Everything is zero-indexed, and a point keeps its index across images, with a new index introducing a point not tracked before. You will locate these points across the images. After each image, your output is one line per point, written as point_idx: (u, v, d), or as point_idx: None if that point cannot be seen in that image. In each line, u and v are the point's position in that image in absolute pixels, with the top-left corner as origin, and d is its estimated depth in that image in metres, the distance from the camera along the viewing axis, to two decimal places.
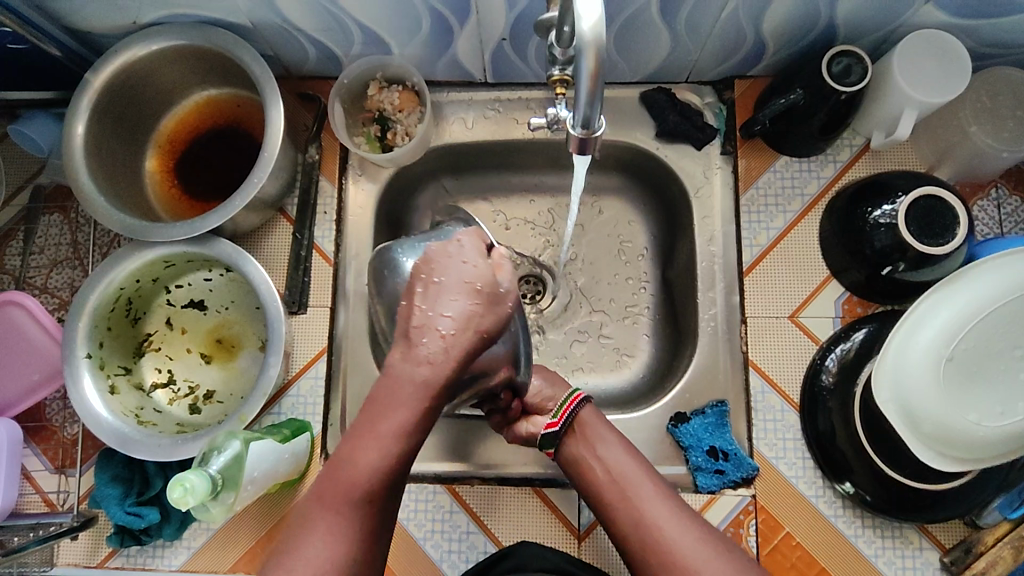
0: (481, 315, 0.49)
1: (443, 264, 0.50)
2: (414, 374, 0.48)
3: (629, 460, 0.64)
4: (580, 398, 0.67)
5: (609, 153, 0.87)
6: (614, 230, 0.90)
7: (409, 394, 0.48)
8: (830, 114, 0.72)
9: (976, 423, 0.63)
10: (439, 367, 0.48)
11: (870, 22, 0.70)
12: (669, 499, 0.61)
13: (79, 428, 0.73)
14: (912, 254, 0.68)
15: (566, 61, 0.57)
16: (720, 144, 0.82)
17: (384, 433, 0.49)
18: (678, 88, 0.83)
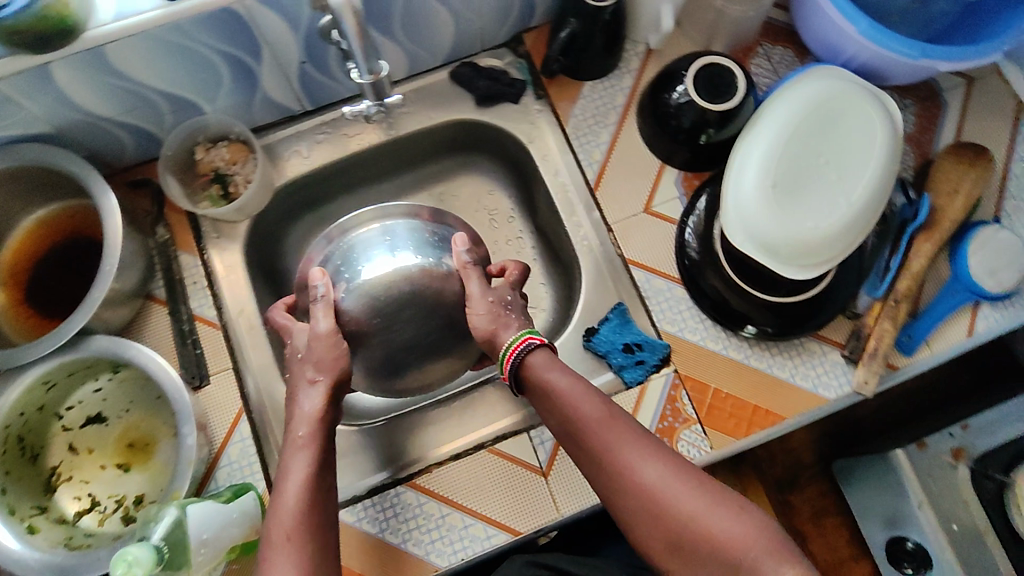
0: (315, 361, 0.69)
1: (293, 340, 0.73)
2: (306, 414, 0.66)
3: (584, 396, 0.64)
4: (520, 349, 0.68)
5: (444, 136, 0.92)
6: (480, 203, 0.98)
7: (301, 441, 0.64)
8: (605, 32, 0.82)
9: (814, 227, 0.73)
10: (310, 407, 0.66)
11: None
12: (631, 437, 0.61)
13: None
14: (716, 116, 0.78)
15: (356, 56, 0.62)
16: (532, 92, 0.89)
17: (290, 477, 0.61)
18: (478, 58, 0.91)
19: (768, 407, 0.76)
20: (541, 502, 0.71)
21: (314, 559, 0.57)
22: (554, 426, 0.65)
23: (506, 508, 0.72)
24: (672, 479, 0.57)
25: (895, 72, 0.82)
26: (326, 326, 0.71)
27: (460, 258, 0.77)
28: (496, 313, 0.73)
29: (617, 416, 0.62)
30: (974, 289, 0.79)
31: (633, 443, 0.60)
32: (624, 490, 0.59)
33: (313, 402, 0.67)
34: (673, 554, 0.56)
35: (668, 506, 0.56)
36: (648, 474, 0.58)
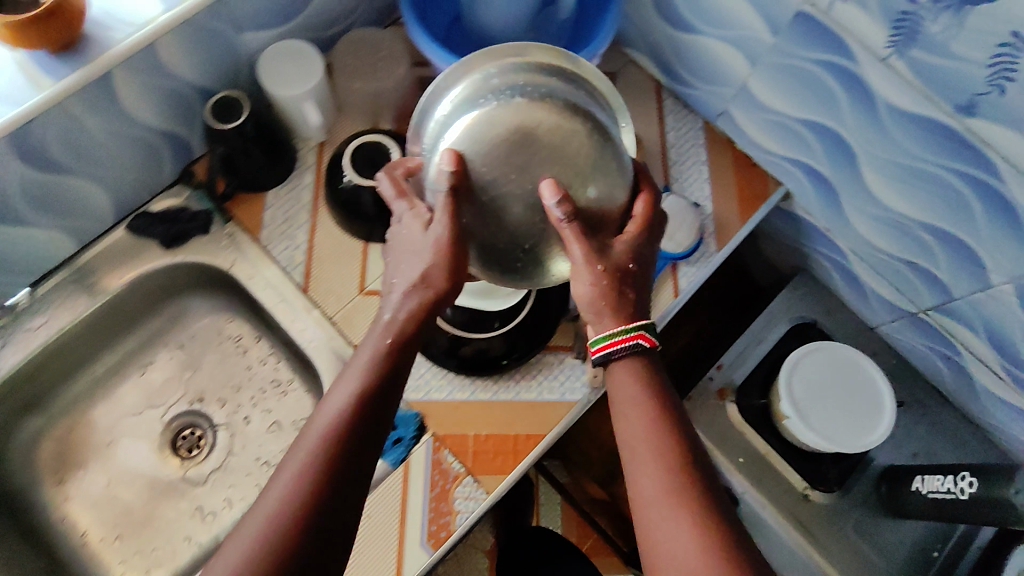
0: (410, 302, 0.59)
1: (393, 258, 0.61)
2: (374, 344, 0.58)
3: (656, 442, 0.56)
4: (623, 341, 0.59)
5: (151, 288, 0.90)
6: (220, 336, 0.96)
7: (340, 393, 0.55)
8: (257, 142, 0.82)
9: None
10: (331, 409, 0.55)
11: (223, 65, 0.80)
12: (676, 502, 0.53)
13: None
14: None
15: None
16: (220, 220, 0.87)
17: (330, 407, 0.55)
18: (153, 203, 0.87)
19: (528, 432, 0.81)
20: None
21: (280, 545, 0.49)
22: (633, 441, 0.57)
23: None
24: (697, 559, 0.50)
25: None
26: (443, 235, 0.58)
27: (555, 215, 0.57)
28: (608, 288, 0.59)
29: (675, 467, 0.55)
30: (664, 256, 0.88)
31: (679, 508, 0.53)
32: (656, 560, 0.52)
33: (394, 310, 0.59)
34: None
35: None
36: (678, 544, 0.51)
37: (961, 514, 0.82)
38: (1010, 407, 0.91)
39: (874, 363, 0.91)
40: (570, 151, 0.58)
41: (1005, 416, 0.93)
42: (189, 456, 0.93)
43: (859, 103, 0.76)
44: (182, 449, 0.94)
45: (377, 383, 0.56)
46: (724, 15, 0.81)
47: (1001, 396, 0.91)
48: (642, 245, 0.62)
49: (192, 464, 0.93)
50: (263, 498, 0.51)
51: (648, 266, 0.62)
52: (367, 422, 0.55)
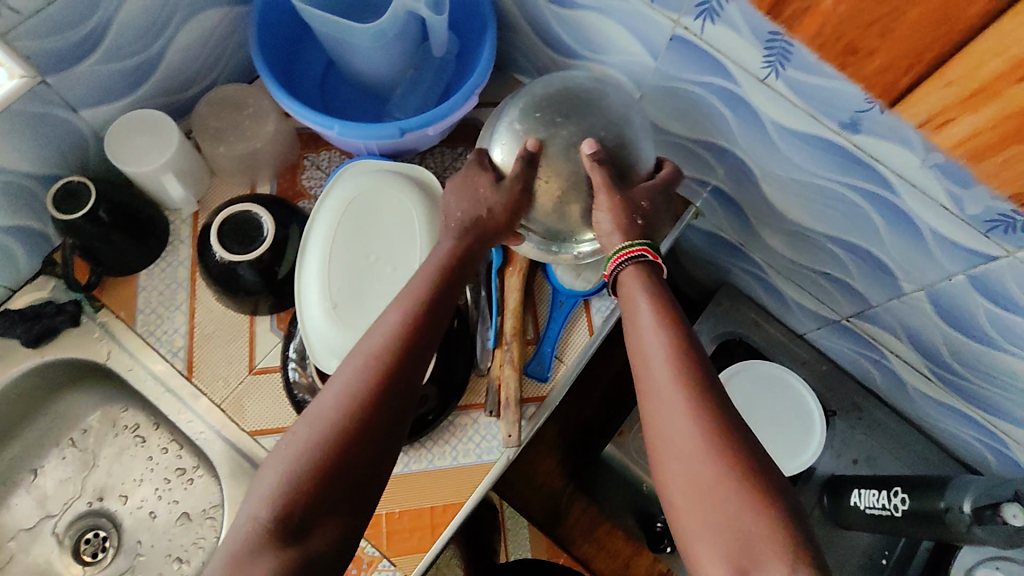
0: (463, 214, 0.68)
1: (454, 199, 0.70)
2: (421, 279, 0.64)
3: (666, 316, 0.59)
4: (626, 255, 0.63)
5: (27, 389, 0.82)
6: (116, 429, 0.89)
7: (418, 285, 0.63)
8: (114, 227, 0.75)
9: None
10: (428, 264, 0.65)
11: (66, 146, 0.75)
12: (681, 381, 0.54)
13: None
14: (267, 257, 0.76)
15: None
16: (90, 309, 0.80)
17: (380, 331, 0.60)
18: (15, 299, 0.80)
19: (444, 503, 0.76)
20: None
21: (396, 379, 0.57)
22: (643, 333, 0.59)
23: None
24: (699, 445, 0.51)
25: (405, 146, 0.82)
26: (514, 181, 0.67)
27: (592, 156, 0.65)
28: (625, 227, 0.64)
29: (676, 357, 0.56)
30: (573, 295, 0.84)
31: (678, 399, 0.54)
32: (663, 445, 0.54)
33: (442, 243, 0.68)
34: (704, 532, 0.49)
35: (694, 468, 0.51)
36: (681, 428, 0.53)
37: (899, 529, 0.81)
38: (943, 406, 0.89)
39: (807, 386, 0.89)
40: (597, 111, 0.70)
41: (940, 415, 0.90)
42: (92, 563, 0.86)
43: (745, 121, 0.73)
44: (87, 553, 0.86)
45: (392, 335, 0.59)
46: (599, 41, 0.78)
47: (932, 396, 0.88)
48: (649, 212, 0.67)
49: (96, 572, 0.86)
50: (287, 447, 0.54)
51: (651, 229, 0.67)
52: (442, 295, 0.63)
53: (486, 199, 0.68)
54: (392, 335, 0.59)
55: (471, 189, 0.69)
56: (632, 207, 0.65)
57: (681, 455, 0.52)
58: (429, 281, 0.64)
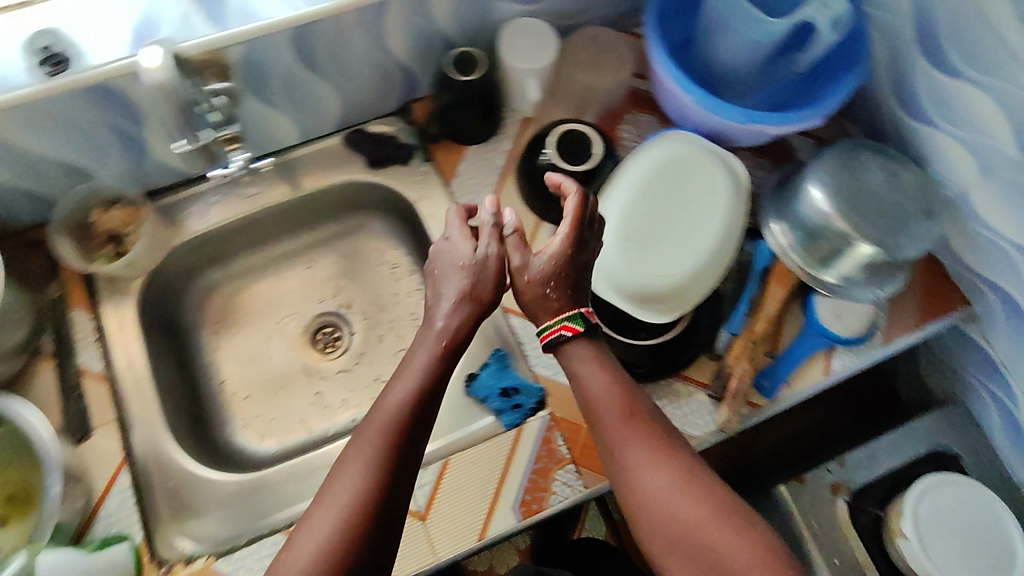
0: (470, 284, 0.70)
1: (439, 260, 0.73)
2: (436, 335, 0.68)
3: (621, 391, 0.68)
4: (551, 336, 0.70)
5: (344, 194, 0.99)
6: (381, 258, 1.03)
7: (423, 353, 0.67)
8: (479, 100, 0.89)
9: (670, 283, 0.79)
10: (449, 325, 0.69)
11: (473, 22, 0.88)
12: (659, 448, 0.64)
13: None
14: (582, 176, 0.87)
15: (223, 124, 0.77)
16: (419, 157, 0.96)
17: (407, 374, 0.66)
18: (370, 125, 0.97)
19: None
20: (418, 545, 0.75)
21: (404, 441, 0.62)
22: (595, 405, 0.67)
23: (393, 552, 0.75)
24: (672, 488, 0.62)
25: (737, 135, 0.87)
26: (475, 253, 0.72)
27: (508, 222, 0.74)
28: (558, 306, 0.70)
29: (651, 426, 0.66)
30: (825, 334, 0.85)
31: (644, 452, 0.64)
32: (641, 490, 0.63)
33: (447, 319, 0.69)
34: (665, 559, 0.61)
35: (672, 511, 0.61)
36: (656, 480, 0.62)
37: None
38: None
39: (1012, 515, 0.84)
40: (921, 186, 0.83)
41: None
42: (323, 353, 0.99)
43: None
44: (320, 344, 1.00)
45: (384, 422, 0.62)
46: (963, 114, 0.80)
47: None
48: (577, 269, 0.71)
49: (329, 360, 0.99)
50: (343, 482, 0.59)
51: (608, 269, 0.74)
52: (444, 359, 0.67)
53: (470, 267, 0.71)
54: (395, 413, 0.63)
55: (445, 276, 0.72)
56: (550, 280, 0.70)
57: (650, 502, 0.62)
58: (464, 322, 0.69)
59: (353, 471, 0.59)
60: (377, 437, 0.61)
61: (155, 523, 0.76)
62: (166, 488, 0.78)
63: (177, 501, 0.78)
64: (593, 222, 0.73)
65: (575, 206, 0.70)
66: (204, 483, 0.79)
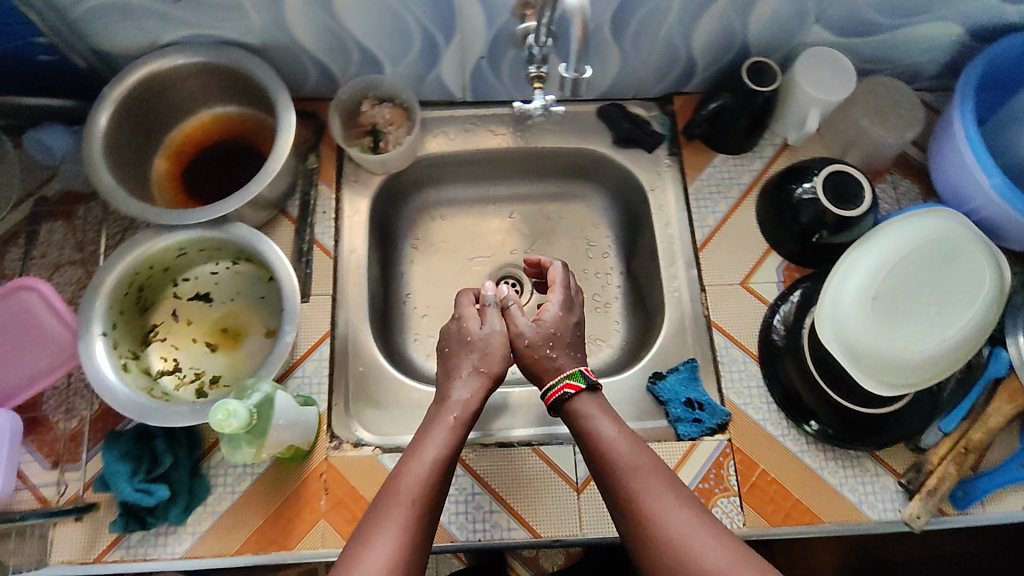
0: (477, 362, 0.73)
1: (451, 340, 0.76)
2: (454, 412, 0.70)
3: (629, 447, 0.67)
4: (558, 394, 0.71)
5: (576, 162, 1.00)
6: (582, 232, 1.04)
7: (439, 429, 0.68)
8: (752, 115, 0.87)
9: (925, 357, 0.73)
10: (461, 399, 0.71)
11: (777, 39, 0.87)
12: (685, 503, 0.62)
13: (89, 414, 0.74)
14: (832, 220, 0.81)
15: (539, 62, 0.74)
16: (667, 147, 0.95)
17: (429, 451, 0.66)
18: (628, 104, 0.97)
19: (811, 506, 0.78)
20: (569, 513, 0.77)
21: (421, 517, 0.62)
22: (609, 454, 0.67)
23: (539, 508, 0.77)
24: (696, 529, 0.60)
25: (1009, 233, 0.83)
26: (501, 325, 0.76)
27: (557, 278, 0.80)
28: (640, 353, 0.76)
29: (656, 484, 0.64)
30: None
31: (665, 491, 0.63)
32: (662, 531, 0.60)
33: (466, 392, 0.71)
34: None
35: (694, 553, 0.58)
36: (677, 524, 0.60)
37: None
38: None
39: None
40: None
41: None
42: None
43: None
44: None
45: (413, 488, 0.63)
46: None
47: None
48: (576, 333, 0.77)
49: None
50: (388, 522, 0.60)
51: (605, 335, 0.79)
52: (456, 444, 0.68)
53: (479, 344, 0.74)
54: (419, 487, 0.63)
55: (489, 319, 0.77)
56: (574, 333, 0.77)
57: (665, 535, 0.60)
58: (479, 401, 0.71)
59: (389, 525, 0.60)
60: (410, 501, 0.62)
61: (338, 400, 0.80)
62: (354, 371, 0.83)
63: (360, 386, 0.82)
64: (575, 297, 0.81)
65: (564, 280, 0.80)
66: (387, 379, 0.83)
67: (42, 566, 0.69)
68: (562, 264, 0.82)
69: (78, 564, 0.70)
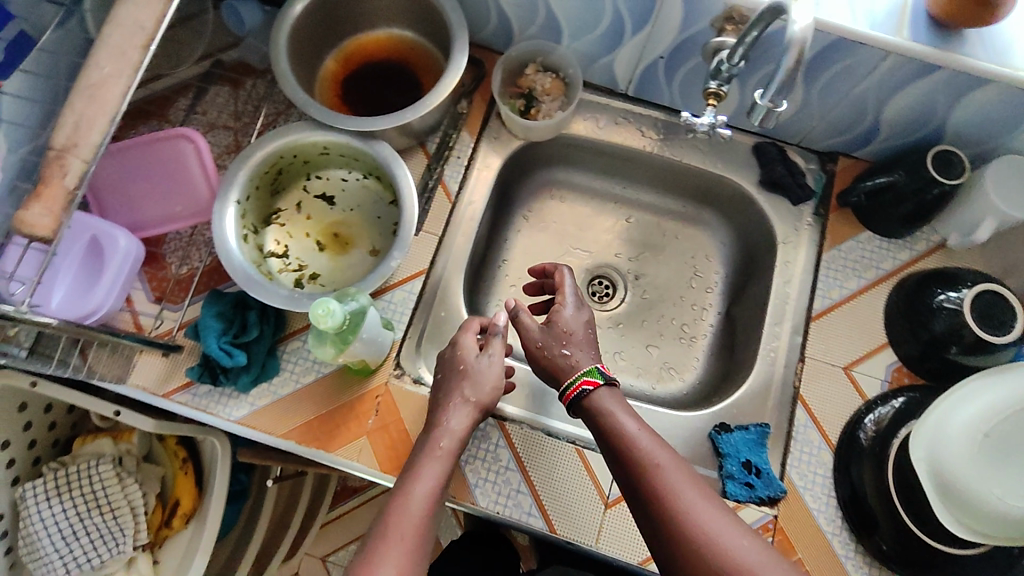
0: (468, 389, 0.70)
1: (445, 369, 0.72)
2: (445, 441, 0.67)
3: (653, 441, 0.63)
4: (579, 389, 0.69)
5: (713, 190, 0.96)
6: (693, 260, 1.00)
7: (436, 456, 0.66)
8: (919, 203, 0.80)
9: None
10: (455, 429, 0.68)
11: (978, 132, 0.80)
12: (712, 500, 0.58)
13: (199, 268, 0.79)
14: (969, 340, 0.74)
15: (725, 79, 0.71)
16: (814, 206, 0.90)
17: (424, 482, 0.63)
18: (789, 149, 0.92)
19: None
20: (589, 523, 0.74)
21: (416, 558, 0.57)
22: (630, 447, 0.63)
23: (562, 507, 0.75)
24: (725, 526, 0.56)
25: None
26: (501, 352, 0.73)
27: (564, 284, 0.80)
28: None
29: (681, 475, 0.60)
30: None
31: (693, 488, 0.59)
32: (685, 528, 0.56)
33: (457, 421, 0.69)
34: None
35: (724, 550, 0.54)
36: (705, 518, 0.56)
37: None
38: None
39: None
40: None
41: None
42: (594, 300, 1.00)
43: None
44: (592, 291, 1.01)
45: (412, 522, 0.59)
46: None
47: None
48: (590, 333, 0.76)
49: (594, 309, 1.00)
50: (383, 561, 0.55)
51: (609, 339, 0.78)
52: (447, 475, 0.65)
53: (474, 372, 0.71)
54: (417, 525, 0.59)
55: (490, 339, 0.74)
56: (586, 330, 0.76)
57: (693, 537, 0.55)
58: (468, 432, 0.69)
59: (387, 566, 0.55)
60: (406, 537, 0.57)
61: (412, 336, 0.82)
62: (435, 314, 0.84)
63: (435, 331, 0.84)
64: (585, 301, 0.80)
65: (572, 284, 0.80)
66: None
67: (122, 383, 0.76)
68: (568, 270, 0.82)
69: (149, 393, 0.76)
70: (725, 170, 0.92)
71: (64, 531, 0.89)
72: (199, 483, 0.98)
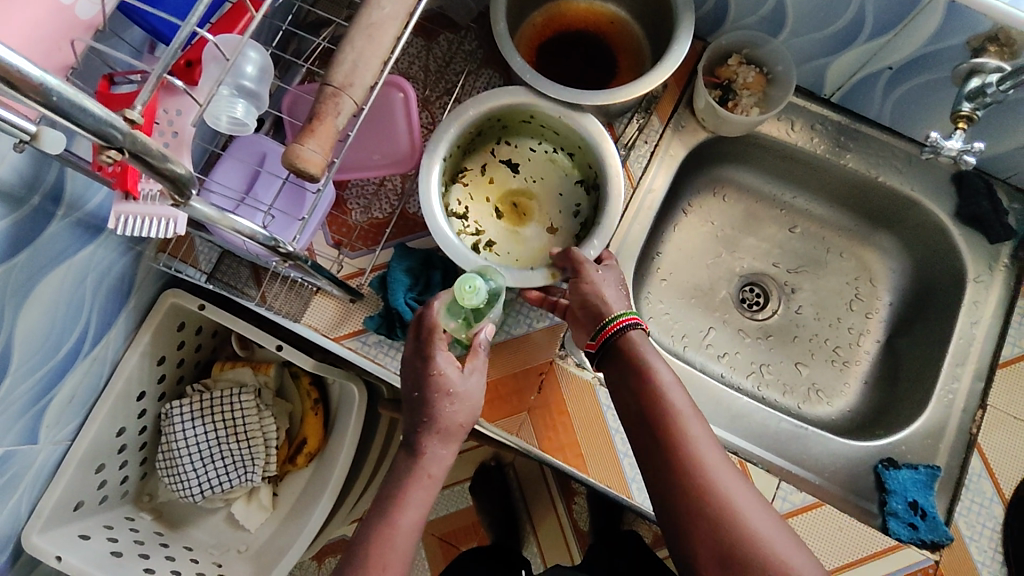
0: (456, 410, 0.62)
1: (416, 378, 0.62)
2: (434, 465, 0.61)
3: (681, 398, 0.62)
4: (621, 326, 0.67)
5: (898, 213, 0.91)
6: (856, 282, 0.96)
7: (423, 480, 0.60)
8: None
9: None
10: (441, 454, 0.61)
11: None
12: (729, 466, 0.58)
13: (391, 216, 0.79)
14: None
15: (980, 104, 0.69)
16: (1014, 246, 0.84)
17: (411, 507, 0.59)
18: (995, 184, 0.87)
19: None
20: None
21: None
22: (659, 399, 0.61)
23: None
24: (737, 491, 0.56)
25: None
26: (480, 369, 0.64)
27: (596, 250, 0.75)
28: None
29: (705, 438, 0.59)
30: None
31: (716, 454, 0.58)
32: (698, 486, 0.56)
33: (444, 448, 0.62)
34: (707, 557, 0.54)
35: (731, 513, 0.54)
36: (720, 480, 0.56)
37: None
38: None
39: None
40: None
41: None
42: (748, 309, 0.97)
43: None
44: (743, 297, 0.98)
45: (401, 549, 0.57)
46: None
47: None
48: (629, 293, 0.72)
49: (745, 317, 0.97)
50: None
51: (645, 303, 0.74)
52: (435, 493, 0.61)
53: (458, 398, 0.62)
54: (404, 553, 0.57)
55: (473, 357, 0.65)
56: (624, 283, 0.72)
57: (705, 494, 0.55)
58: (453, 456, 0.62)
59: None
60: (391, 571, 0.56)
61: None
62: None
63: None
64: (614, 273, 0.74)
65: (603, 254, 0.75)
66: None
67: (296, 321, 0.76)
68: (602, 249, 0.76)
69: (321, 335, 0.76)
70: (921, 195, 0.87)
71: (202, 450, 0.92)
72: (325, 425, 1.00)
